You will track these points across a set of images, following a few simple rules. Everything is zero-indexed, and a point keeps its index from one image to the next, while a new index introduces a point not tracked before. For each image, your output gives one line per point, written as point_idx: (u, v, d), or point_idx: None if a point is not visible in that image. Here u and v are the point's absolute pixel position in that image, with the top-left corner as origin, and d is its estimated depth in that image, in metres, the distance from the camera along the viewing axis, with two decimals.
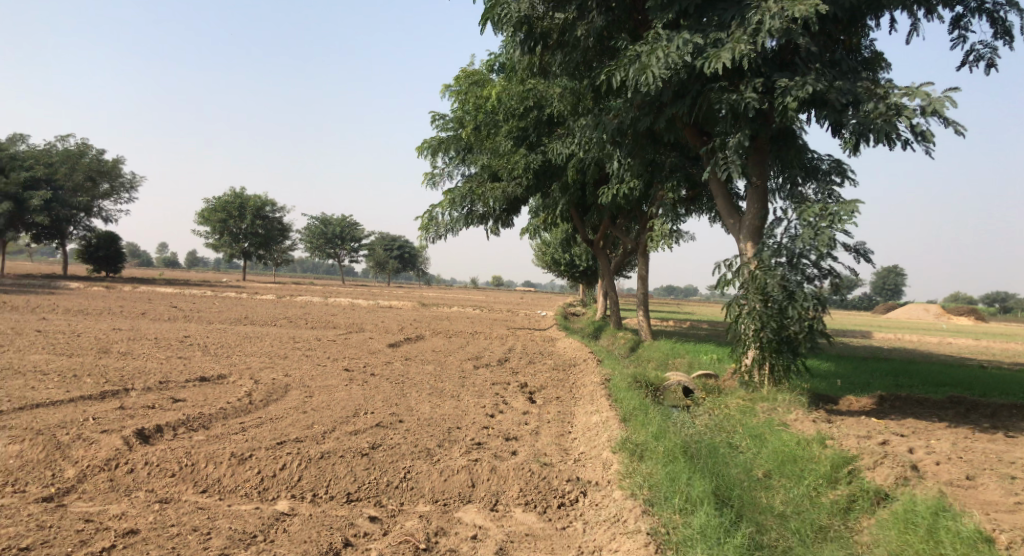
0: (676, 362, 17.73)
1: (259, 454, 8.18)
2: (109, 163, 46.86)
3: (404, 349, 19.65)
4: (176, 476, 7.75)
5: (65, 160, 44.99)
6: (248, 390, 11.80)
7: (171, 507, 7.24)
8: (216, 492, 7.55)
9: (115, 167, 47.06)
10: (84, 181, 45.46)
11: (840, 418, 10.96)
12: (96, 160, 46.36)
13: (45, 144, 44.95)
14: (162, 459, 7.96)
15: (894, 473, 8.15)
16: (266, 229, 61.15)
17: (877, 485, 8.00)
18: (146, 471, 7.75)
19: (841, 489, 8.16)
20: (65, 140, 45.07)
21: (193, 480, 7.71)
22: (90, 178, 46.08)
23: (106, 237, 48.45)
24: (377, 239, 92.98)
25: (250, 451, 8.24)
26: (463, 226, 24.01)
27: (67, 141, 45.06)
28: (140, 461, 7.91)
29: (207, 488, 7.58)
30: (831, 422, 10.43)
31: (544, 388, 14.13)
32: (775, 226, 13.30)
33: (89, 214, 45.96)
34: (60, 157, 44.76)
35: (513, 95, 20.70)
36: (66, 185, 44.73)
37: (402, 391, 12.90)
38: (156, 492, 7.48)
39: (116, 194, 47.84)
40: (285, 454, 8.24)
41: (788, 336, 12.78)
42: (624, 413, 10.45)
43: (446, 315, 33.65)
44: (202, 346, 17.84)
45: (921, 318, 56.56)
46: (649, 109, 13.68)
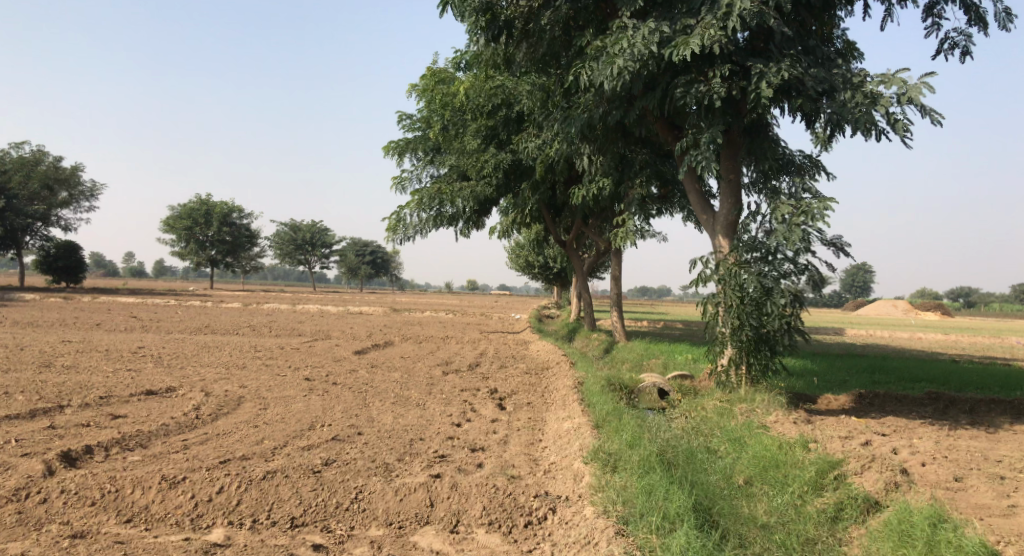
0: (651, 363, 17.23)
1: (194, 476, 7.51)
2: (67, 171, 45.50)
3: (369, 356, 18.95)
4: (97, 504, 7.08)
5: (19, 169, 43.59)
6: (198, 403, 11.08)
7: (85, 541, 6.56)
8: (143, 521, 6.90)
9: (74, 174, 45.81)
10: (42, 190, 44.14)
11: (822, 418, 10.51)
12: (54, 168, 45.09)
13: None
14: (83, 486, 7.28)
15: (884, 479, 7.70)
16: (234, 236, 60.02)
17: (865, 493, 7.56)
18: (63, 500, 7.06)
19: (827, 496, 7.70)
20: (22, 148, 43.80)
21: (117, 508, 7.05)
22: (48, 187, 44.64)
23: (67, 247, 47.16)
24: (349, 245, 92.01)
25: (184, 473, 7.57)
26: (432, 228, 23.37)
27: (23, 149, 43.80)
28: (56, 489, 7.21)
29: (131, 518, 6.91)
30: (813, 423, 9.97)
31: (514, 394, 13.55)
32: (748, 221, 12.88)
33: (49, 224, 44.69)
34: (16, 165, 43.44)
35: (480, 93, 20.13)
36: (24, 195, 43.38)
37: (365, 400, 12.24)
38: (72, 523, 6.80)
39: (76, 203, 46.55)
40: (223, 475, 7.58)
41: (765, 334, 12.33)
42: (598, 418, 9.89)
43: (417, 320, 32.94)
44: (157, 357, 17.02)
45: (893, 314, 56.82)
46: (619, 102, 13.16)
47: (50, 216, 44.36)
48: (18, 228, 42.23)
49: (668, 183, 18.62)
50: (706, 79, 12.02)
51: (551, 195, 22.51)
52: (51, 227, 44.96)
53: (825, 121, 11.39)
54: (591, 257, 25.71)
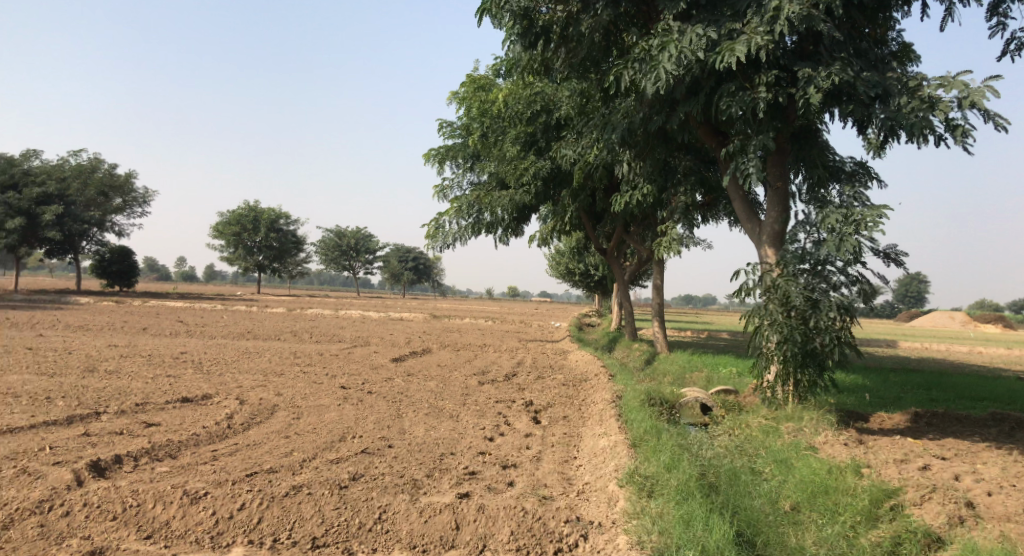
0: (693, 376, 16.80)
1: (215, 492, 7.40)
2: (121, 177, 46.30)
3: (407, 364, 18.82)
4: (118, 519, 7.02)
5: (77, 175, 44.42)
6: (231, 412, 10.99)
7: None
8: (163, 538, 6.82)
9: (128, 181, 46.62)
10: (97, 196, 44.89)
11: (874, 439, 10.04)
12: (109, 174, 45.89)
13: (58, 160, 44.42)
14: (105, 499, 7.22)
15: (946, 512, 7.35)
16: (280, 241, 60.66)
17: (925, 526, 7.24)
18: (84, 513, 7.02)
19: (883, 528, 7.38)
20: (79, 154, 44.63)
21: (138, 524, 6.98)
22: (103, 194, 45.45)
23: (120, 251, 48.11)
24: (393, 251, 92.57)
25: (206, 488, 7.46)
26: (471, 236, 23.21)
27: (80, 156, 44.62)
28: (79, 502, 7.16)
29: (151, 534, 6.85)
30: (864, 445, 9.51)
31: (551, 406, 13.26)
32: (796, 230, 12.43)
33: (104, 229, 45.53)
34: (74, 172, 44.20)
35: (520, 100, 19.92)
36: (79, 201, 44.16)
37: (398, 410, 12.04)
38: (92, 539, 6.75)
39: (130, 209, 47.38)
40: (246, 490, 7.46)
41: (812, 349, 11.72)
42: (635, 435, 9.56)
43: (457, 327, 32.83)
44: (198, 363, 17.07)
45: (947, 326, 55.27)
46: (661, 107, 12.96)
47: (104, 221, 45.21)
48: (74, 233, 43.12)
49: (712, 190, 18.19)
50: (752, 85, 11.63)
51: (592, 202, 22.18)
52: (106, 232, 45.81)
53: (880, 128, 10.93)
54: (633, 266, 25.29)
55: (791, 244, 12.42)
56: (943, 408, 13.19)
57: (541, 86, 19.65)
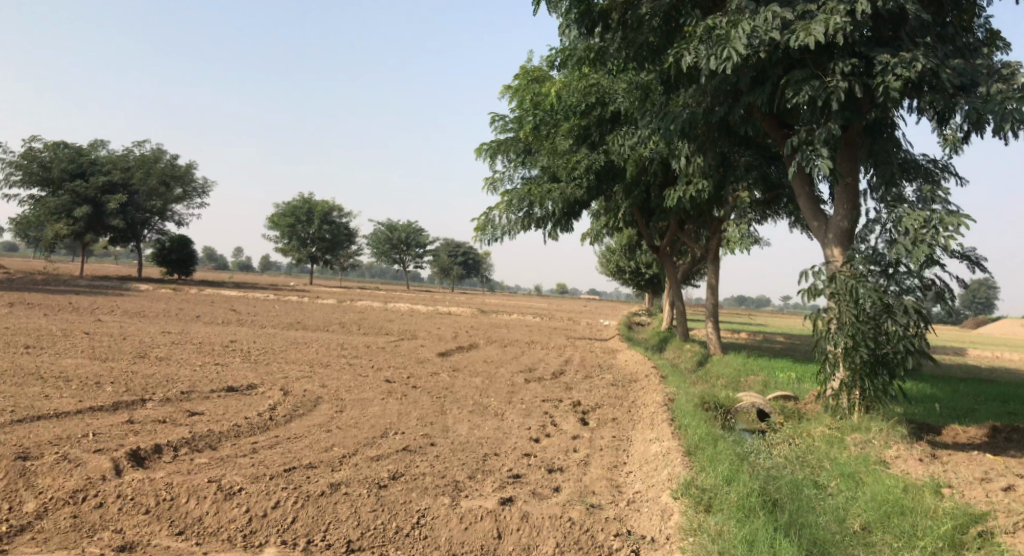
0: (746, 380, 16.20)
1: (250, 488, 7.18)
2: (182, 168, 46.87)
3: (454, 359, 18.57)
4: (150, 513, 6.85)
5: (142, 166, 44.87)
6: (275, 402, 10.80)
7: None
8: (194, 535, 6.64)
9: (189, 172, 47.16)
10: (159, 186, 45.27)
11: (946, 455, 9.45)
12: (171, 165, 46.34)
13: (123, 150, 45.15)
14: (138, 492, 7.05)
15: None
16: (334, 234, 61.10)
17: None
18: (118, 505, 6.87)
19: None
20: (143, 145, 45.15)
21: (171, 518, 6.81)
22: (165, 183, 45.96)
23: (180, 241, 48.85)
24: (443, 245, 92.79)
25: (241, 483, 7.25)
26: (522, 231, 22.86)
27: (144, 146, 45.12)
28: (112, 494, 7.01)
29: (183, 530, 6.67)
30: (937, 461, 8.94)
31: (599, 407, 12.83)
32: (868, 229, 11.85)
33: (164, 219, 46.16)
34: (138, 162, 44.63)
35: (575, 93, 19.53)
36: (142, 190, 44.64)
37: (443, 407, 11.74)
38: (124, 533, 6.60)
39: (190, 199, 47.98)
40: (281, 488, 7.24)
41: (884, 356, 11.24)
42: (690, 442, 9.10)
43: (504, 322, 32.57)
44: (246, 352, 17.00)
45: (1012, 335, 53.30)
46: (724, 97, 12.83)
47: (164, 211, 45.80)
48: (136, 222, 43.86)
49: (773, 187, 17.59)
50: (825, 73, 11.12)
51: (646, 198, 21.68)
52: (166, 221, 46.44)
53: (964, 118, 10.45)
54: (685, 265, 24.70)
55: (861, 244, 11.85)
56: (1017, 422, 12.48)
57: (596, 78, 19.27)
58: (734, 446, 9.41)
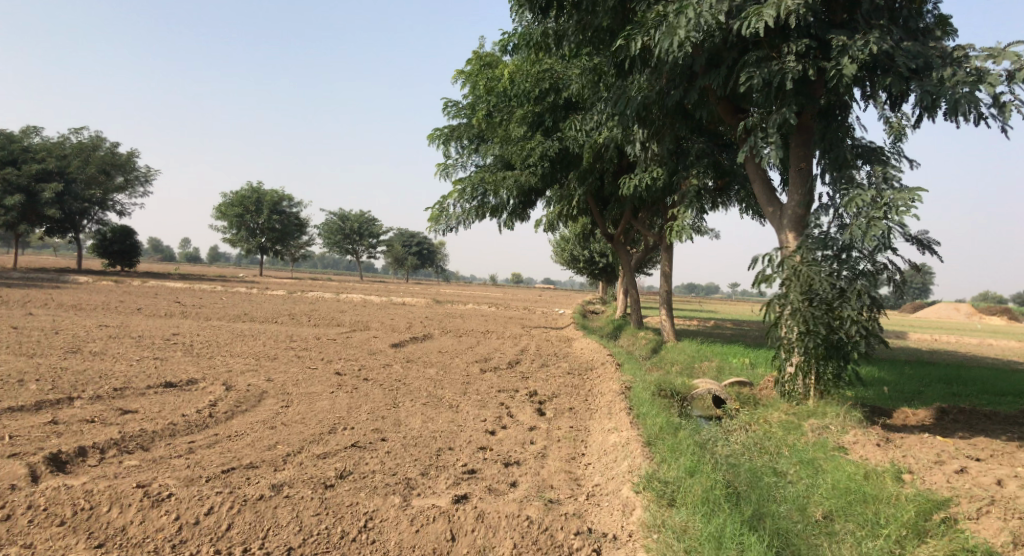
0: (702, 367, 16.08)
1: (179, 492, 6.77)
2: (123, 156, 45.40)
3: (407, 350, 18.15)
4: (65, 525, 6.43)
5: (78, 154, 43.42)
6: (216, 398, 10.28)
7: None
8: (115, 548, 6.27)
9: (130, 161, 45.74)
10: (98, 175, 43.91)
11: (907, 439, 9.37)
12: (110, 153, 44.95)
13: (59, 139, 43.51)
14: (53, 501, 6.61)
15: (1008, 529, 6.82)
16: (284, 224, 59.96)
17: (983, 544, 6.74)
18: (28, 517, 6.45)
19: (933, 544, 6.85)
20: (80, 133, 43.64)
21: (89, 530, 6.41)
22: (105, 173, 44.39)
23: (123, 231, 47.40)
24: (395, 235, 91.88)
25: (170, 488, 6.83)
26: (475, 219, 22.47)
27: (81, 134, 43.61)
28: (24, 505, 6.56)
29: (103, 543, 6.29)
30: (898, 446, 8.85)
31: (556, 397, 12.54)
32: (820, 213, 11.72)
33: (105, 209, 44.75)
34: (74, 150, 43.18)
35: (528, 78, 19.26)
36: (80, 179, 43.12)
37: (394, 399, 11.34)
38: (35, 550, 6.19)
39: (132, 189, 46.54)
40: (214, 491, 6.83)
41: (838, 341, 11.15)
42: (649, 432, 8.87)
43: (458, 312, 32.18)
44: (189, 346, 16.34)
45: (956, 318, 54.66)
46: (679, 81, 12.59)
47: (105, 201, 44.37)
48: (75, 213, 42.36)
49: (726, 174, 17.53)
50: (780, 55, 10.93)
51: (599, 186, 21.49)
52: (107, 212, 45.02)
53: (917, 102, 10.35)
54: (639, 252, 24.55)
55: (815, 228, 11.71)
56: (968, 404, 12.55)
57: (549, 63, 19.11)
58: (695, 434, 9.21)
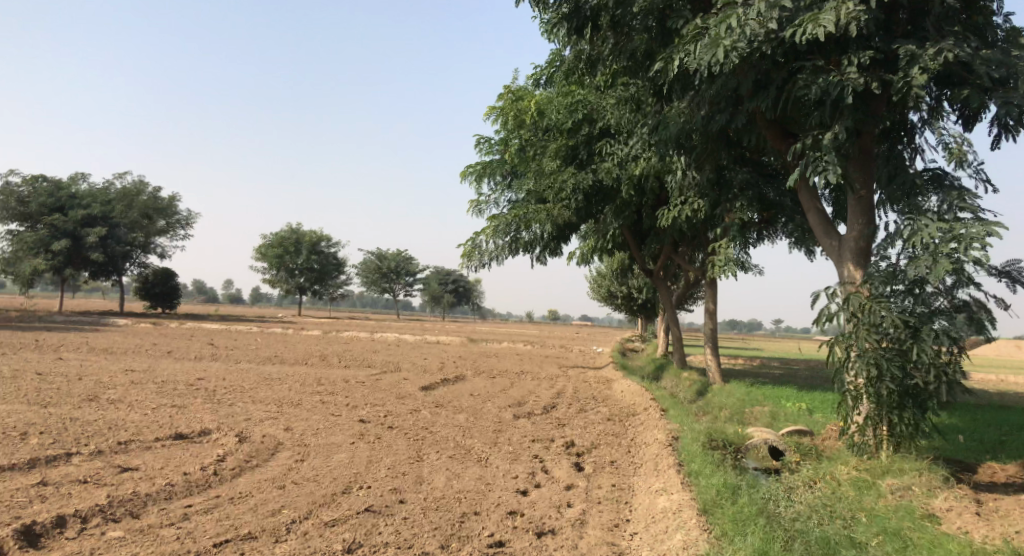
0: (754, 413, 15.00)
1: None
2: (166, 200, 45.60)
3: (438, 393, 17.28)
4: None
5: (123, 198, 43.78)
6: (226, 450, 9.45)
7: None
8: None
9: (172, 204, 45.91)
10: (141, 219, 44.09)
11: (994, 511, 8.42)
12: (154, 197, 45.17)
13: (103, 183, 43.79)
14: None
15: None
16: (322, 264, 59.81)
17: None
18: None
19: None
20: (125, 177, 43.99)
21: None
22: (147, 216, 44.52)
23: (164, 273, 47.43)
24: (433, 273, 91.67)
25: None
26: (509, 256, 21.69)
27: (125, 179, 43.92)
28: None
29: None
30: (987, 525, 7.93)
31: (596, 448, 11.57)
32: (888, 245, 10.87)
33: (147, 253, 44.82)
34: (120, 195, 43.52)
35: (560, 110, 18.54)
36: (123, 223, 43.25)
37: (420, 451, 10.47)
38: None
39: (173, 232, 46.57)
40: None
41: (913, 386, 10.18)
42: (703, 504, 8.05)
43: (493, 352, 31.29)
44: (212, 391, 15.55)
45: (1010, 355, 52.46)
46: (723, 105, 11.79)
47: (147, 245, 44.42)
48: (117, 255, 42.40)
49: (771, 207, 16.66)
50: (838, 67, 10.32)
51: (637, 219, 20.65)
52: (149, 255, 45.09)
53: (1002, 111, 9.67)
54: (680, 289, 23.51)
55: (882, 261, 10.82)
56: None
57: (584, 95, 18.42)
58: (754, 496, 8.24)
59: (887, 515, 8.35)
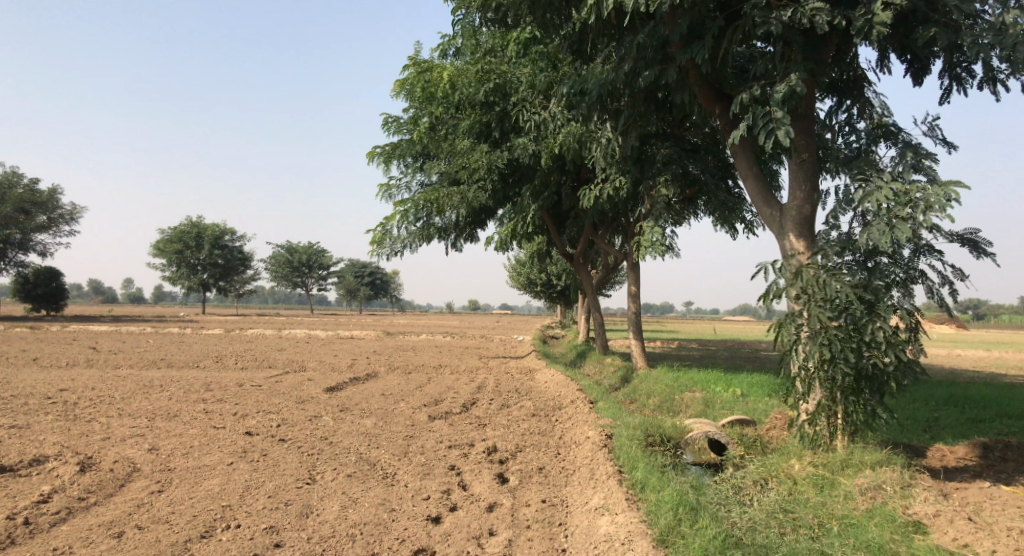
0: (685, 401, 13.78)
1: None
2: (44, 193, 41.80)
3: (344, 394, 15.49)
4: None
5: None
6: (56, 487, 7.57)
7: None
8: None
9: (53, 197, 42.10)
10: (16, 214, 40.28)
11: (974, 509, 7.34)
12: (30, 190, 41.36)
13: None
14: None
15: None
16: (226, 259, 56.41)
17: None
18: None
19: None
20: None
21: None
22: (23, 211, 40.81)
23: (48, 272, 43.71)
24: (347, 265, 88.84)
25: None
26: (422, 243, 19.98)
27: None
28: None
29: None
30: (989, 533, 6.80)
31: (520, 452, 10.08)
32: (838, 211, 9.72)
33: (26, 251, 41.06)
34: None
35: (470, 81, 16.84)
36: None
37: (312, 469, 8.80)
38: None
39: (56, 227, 42.64)
40: None
41: (869, 370, 8.98)
42: (658, 531, 6.91)
43: (410, 345, 29.52)
44: (72, 405, 13.33)
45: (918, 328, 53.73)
46: (653, 57, 10.48)
47: (25, 243, 40.68)
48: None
49: (693, 183, 15.41)
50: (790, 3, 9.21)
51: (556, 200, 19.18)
52: (28, 254, 41.31)
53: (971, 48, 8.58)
54: (601, 272, 22.19)
55: (830, 230, 9.70)
56: (1000, 435, 10.54)
57: (497, 64, 16.80)
58: (700, 523, 7.07)
59: (863, 525, 7.23)
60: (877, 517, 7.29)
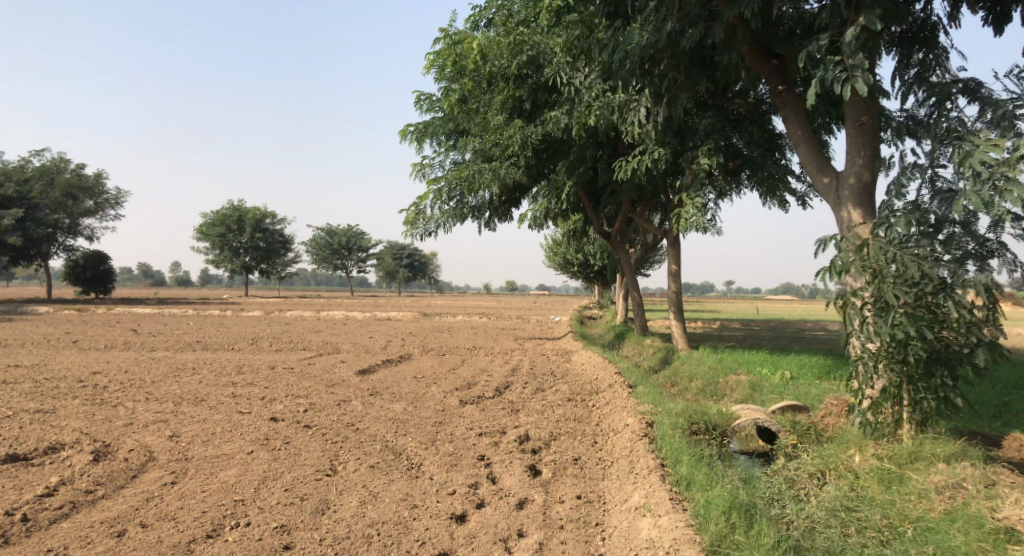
0: (730, 384, 13.08)
1: None
2: (91, 177, 41.99)
3: (376, 378, 15.04)
4: None
5: (41, 177, 40.31)
6: (65, 478, 7.19)
7: None
8: None
9: (99, 181, 42.30)
10: (63, 199, 40.53)
11: None
12: (76, 174, 41.61)
13: (19, 162, 40.29)
14: None
15: None
16: (267, 242, 56.53)
17: None
18: None
19: None
20: (41, 153, 40.46)
21: None
22: (70, 196, 41.10)
23: (95, 256, 44.04)
24: (386, 247, 89.02)
25: None
26: (456, 222, 19.44)
27: (41, 155, 40.36)
28: None
29: None
30: None
31: (555, 440, 9.51)
32: (905, 177, 8.97)
33: (73, 235, 41.45)
34: (37, 173, 40.07)
35: (502, 53, 16.13)
36: (43, 205, 39.78)
37: (335, 459, 8.31)
38: None
39: (102, 212, 42.91)
40: None
41: (940, 351, 8.23)
42: (708, 538, 6.31)
43: (446, 326, 29.16)
44: (100, 389, 13.04)
45: None
46: (698, 14, 9.74)
47: (72, 227, 41.03)
48: (37, 239, 39.00)
49: (737, 155, 14.60)
50: None
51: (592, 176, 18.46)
52: (75, 238, 41.68)
53: None
54: (640, 250, 21.42)
55: (897, 198, 8.94)
56: None
57: (529, 35, 16.01)
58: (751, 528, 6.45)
59: (939, 530, 6.53)
60: (959, 522, 6.57)
